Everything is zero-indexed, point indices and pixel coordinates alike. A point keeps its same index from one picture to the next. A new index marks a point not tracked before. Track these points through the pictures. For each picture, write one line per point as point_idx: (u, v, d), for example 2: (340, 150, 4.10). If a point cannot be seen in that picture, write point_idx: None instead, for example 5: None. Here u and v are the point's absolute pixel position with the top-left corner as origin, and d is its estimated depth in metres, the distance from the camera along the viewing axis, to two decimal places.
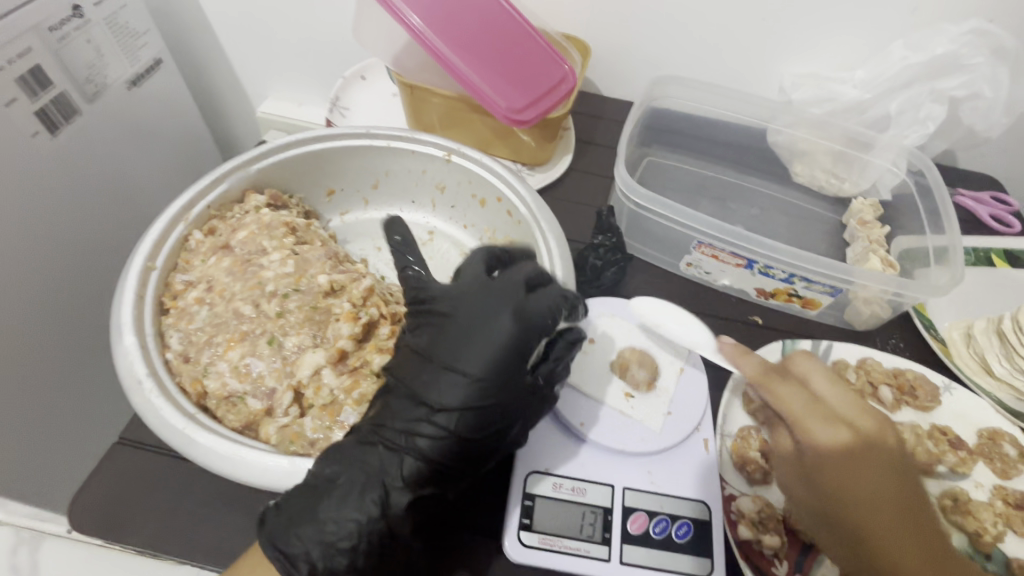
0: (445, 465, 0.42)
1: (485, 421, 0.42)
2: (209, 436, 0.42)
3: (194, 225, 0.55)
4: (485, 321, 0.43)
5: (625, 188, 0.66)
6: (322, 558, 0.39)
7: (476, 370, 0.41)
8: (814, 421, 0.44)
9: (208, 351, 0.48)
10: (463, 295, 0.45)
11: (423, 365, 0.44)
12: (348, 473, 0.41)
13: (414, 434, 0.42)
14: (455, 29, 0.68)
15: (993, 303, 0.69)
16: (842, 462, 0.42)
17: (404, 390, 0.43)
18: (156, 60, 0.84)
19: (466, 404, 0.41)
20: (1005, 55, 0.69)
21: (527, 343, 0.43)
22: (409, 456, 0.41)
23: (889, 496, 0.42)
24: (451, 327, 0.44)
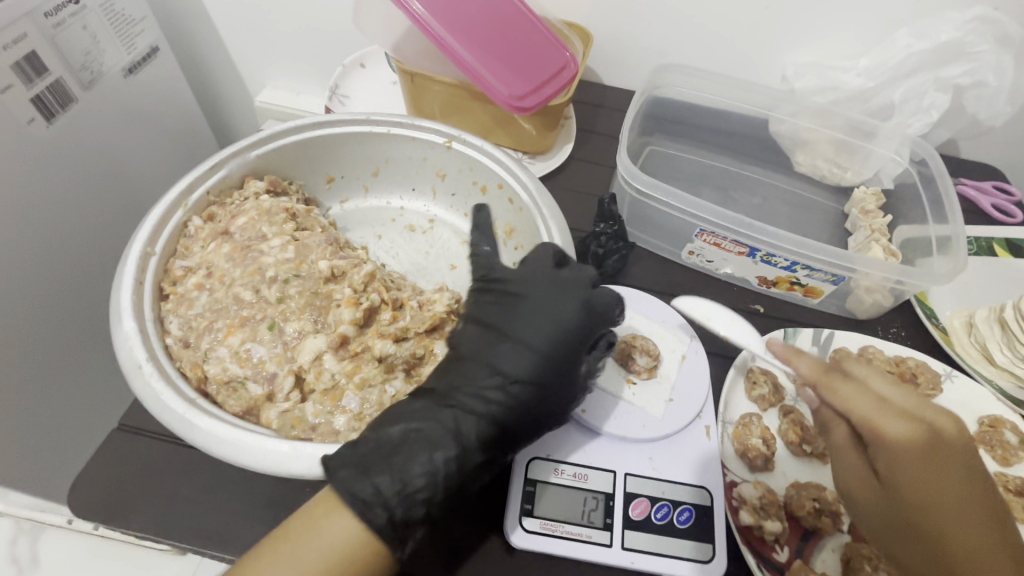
0: (511, 429, 0.45)
1: (547, 394, 0.46)
2: (210, 420, 0.41)
3: (193, 212, 0.55)
4: (556, 305, 0.48)
5: (627, 175, 0.66)
6: (400, 507, 0.39)
7: (545, 349, 0.46)
8: (887, 422, 0.40)
9: (208, 337, 0.48)
10: (533, 279, 0.49)
11: (497, 339, 0.47)
12: (426, 429, 0.43)
13: (484, 398, 0.45)
14: (457, 14, 0.67)
15: (995, 292, 0.69)
16: (926, 472, 0.39)
17: (476, 359, 0.47)
18: (154, 48, 0.83)
19: (535, 378, 0.46)
20: (1010, 43, 0.68)
21: (589, 331, 0.47)
22: (478, 418, 0.44)
23: (963, 499, 0.39)
24: (523, 306, 0.48)
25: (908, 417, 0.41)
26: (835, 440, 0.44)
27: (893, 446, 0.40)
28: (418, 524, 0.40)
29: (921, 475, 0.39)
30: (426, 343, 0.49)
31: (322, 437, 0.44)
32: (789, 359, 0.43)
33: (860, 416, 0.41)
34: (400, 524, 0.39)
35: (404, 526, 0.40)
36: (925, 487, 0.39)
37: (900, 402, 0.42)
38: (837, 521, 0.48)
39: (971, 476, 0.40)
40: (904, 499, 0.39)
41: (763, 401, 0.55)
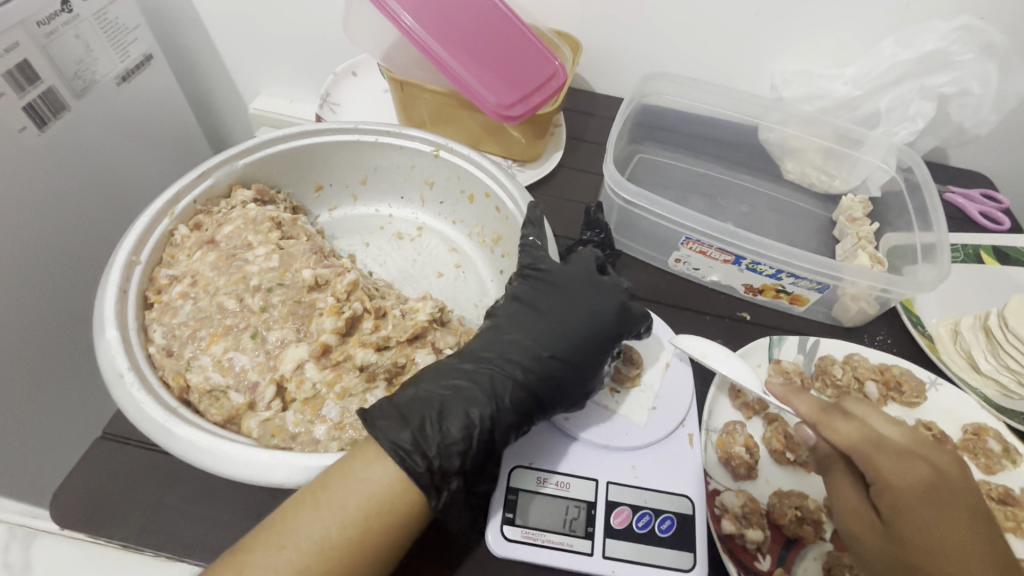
0: (540, 397, 0.47)
1: (574, 370, 0.49)
2: (190, 429, 0.42)
3: (179, 220, 0.55)
4: (595, 296, 0.52)
5: (613, 184, 0.66)
6: (438, 457, 0.41)
7: (580, 329, 0.50)
8: (885, 459, 0.42)
9: (191, 346, 0.48)
10: (575, 269, 0.54)
11: (535, 315, 0.52)
12: (466, 387, 0.45)
13: (520, 363, 0.48)
14: (447, 24, 0.68)
15: (981, 300, 0.69)
16: (927, 509, 0.40)
17: (513, 328, 0.51)
18: (148, 56, 0.84)
19: (566, 354, 0.49)
20: (994, 52, 0.69)
21: (621, 329, 0.51)
22: (510, 380, 0.47)
23: (969, 543, 0.39)
24: (563, 290, 0.53)
25: (910, 456, 0.43)
26: (835, 477, 0.45)
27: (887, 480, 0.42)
28: (454, 475, 0.42)
29: (918, 512, 0.40)
30: (408, 351, 0.50)
31: (302, 446, 0.44)
32: (787, 398, 0.48)
33: (858, 451, 0.43)
34: (437, 474, 0.41)
35: (441, 477, 0.41)
36: (920, 526, 0.40)
37: (898, 440, 0.44)
38: (819, 529, 0.48)
39: (974, 522, 0.41)
40: (903, 537, 0.40)
41: (747, 409, 0.55)
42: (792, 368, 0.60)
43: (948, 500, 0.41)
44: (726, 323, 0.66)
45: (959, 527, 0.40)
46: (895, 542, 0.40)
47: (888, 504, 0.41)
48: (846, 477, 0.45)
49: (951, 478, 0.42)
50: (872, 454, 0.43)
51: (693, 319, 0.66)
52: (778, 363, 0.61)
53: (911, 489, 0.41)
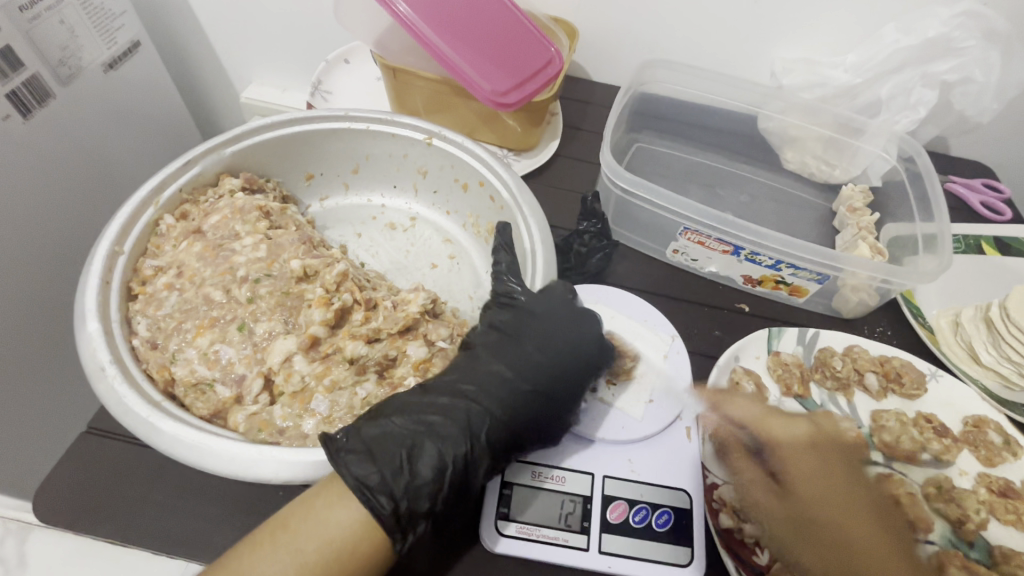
0: (520, 434, 0.45)
1: (555, 403, 0.47)
2: (174, 423, 0.40)
3: (164, 210, 0.54)
4: (575, 329, 0.49)
5: (610, 172, 0.65)
6: (405, 497, 0.39)
7: (559, 364, 0.48)
8: (772, 424, 0.51)
9: (177, 338, 0.47)
10: (553, 301, 0.50)
11: (512, 348, 0.48)
12: (439, 424, 0.43)
13: (498, 398, 0.46)
14: (440, 8, 0.66)
15: (981, 291, 0.68)
16: (806, 465, 0.48)
17: (490, 360, 0.48)
18: (135, 43, 0.81)
19: (547, 388, 0.47)
20: (998, 38, 0.67)
21: (596, 364, 0.49)
22: (487, 419, 0.44)
23: (841, 488, 0.48)
24: (541, 323, 0.49)
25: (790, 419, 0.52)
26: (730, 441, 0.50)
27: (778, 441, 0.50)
28: (421, 517, 0.40)
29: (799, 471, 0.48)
30: (400, 344, 0.49)
31: (290, 440, 0.43)
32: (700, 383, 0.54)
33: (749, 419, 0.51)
34: (404, 516, 0.39)
35: (408, 519, 0.39)
36: (805, 482, 0.48)
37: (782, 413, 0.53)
38: None
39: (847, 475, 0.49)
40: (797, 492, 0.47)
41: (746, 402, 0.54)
42: (791, 361, 0.59)
43: (825, 455, 0.50)
44: (725, 315, 0.65)
45: (838, 483, 0.48)
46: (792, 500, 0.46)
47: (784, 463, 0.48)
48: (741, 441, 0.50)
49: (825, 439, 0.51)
50: (766, 423, 0.51)
51: (692, 311, 0.65)
52: (777, 354, 0.60)
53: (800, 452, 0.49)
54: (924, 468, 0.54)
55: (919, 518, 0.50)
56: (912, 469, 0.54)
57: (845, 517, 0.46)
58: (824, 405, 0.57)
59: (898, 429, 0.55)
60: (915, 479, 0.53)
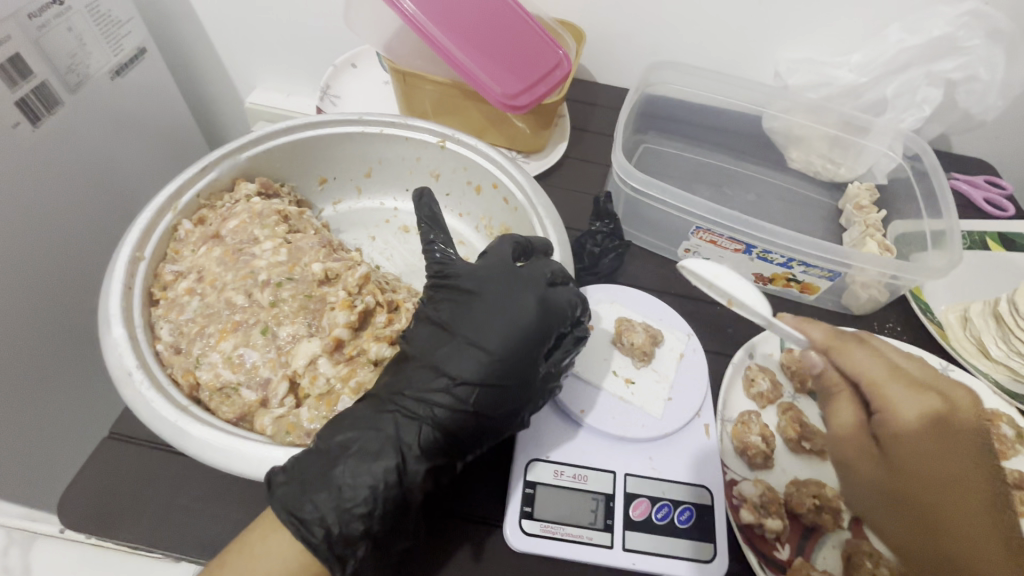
0: (460, 433, 0.43)
1: (503, 392, 0.43)
2: (203, 428, 0.41)
3: (182, 214, 0.54)
4: (513, 304, 0.45)
5: (622, 172, 0.65)
6: (337, 523, 0.38)
7: (497, 349, 0.43)
8: (891, 388, 0.42)
9: (200, 343, 0.47)
10: (487, 281, 0.47)
11: (445, 340, 0.44)
12: (362, 439, 0.41)
13: (430, 400, 0.42)
14: (450, 13, 0.67)
15: (987, 286, 0.69)
16: (923, 442, 0.40)
17: (421, 360, 0.44)
18: (141, 49, 0.82)
19: (487, 378, 0.42)
20: (1001, 37, 0.68)
21: (550, 328, 0.45)
22: (423, 424, 0.42)
23: (967, 483, 0.38)
24: (476, 303, 0.45)
25: (920, 386, 0.42)
26: (839, 418, 0.45)
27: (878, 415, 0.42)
28: (359, 540, 0.39)
29: (914, 450, 0.40)
30: None
31: None
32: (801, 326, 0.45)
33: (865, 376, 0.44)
34: (338, 543, 0.38)
35: (344, 545, 0.38)
36: (914, 455, 0.40)
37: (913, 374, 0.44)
38: (839, 518, 0.48)
39: (975, 475, 0.38)
40: (897, 465, 0.40)
41: (762, 398, 0.55)
42: None
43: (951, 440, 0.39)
44: None
45: (952, 458, 0.39)
46: (893, 472, 0.40)
47: (883, 433, 0.42)
48: (851, 401, 0.45)
49: (965, 423, 0.41)
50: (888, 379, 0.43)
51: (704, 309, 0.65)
52: (791, 352, 0.58)
53: (913, 426, 0.40)
54: None
55: None
56: None
57: (953, 497, 0.38)
58: None
59: None
60: None
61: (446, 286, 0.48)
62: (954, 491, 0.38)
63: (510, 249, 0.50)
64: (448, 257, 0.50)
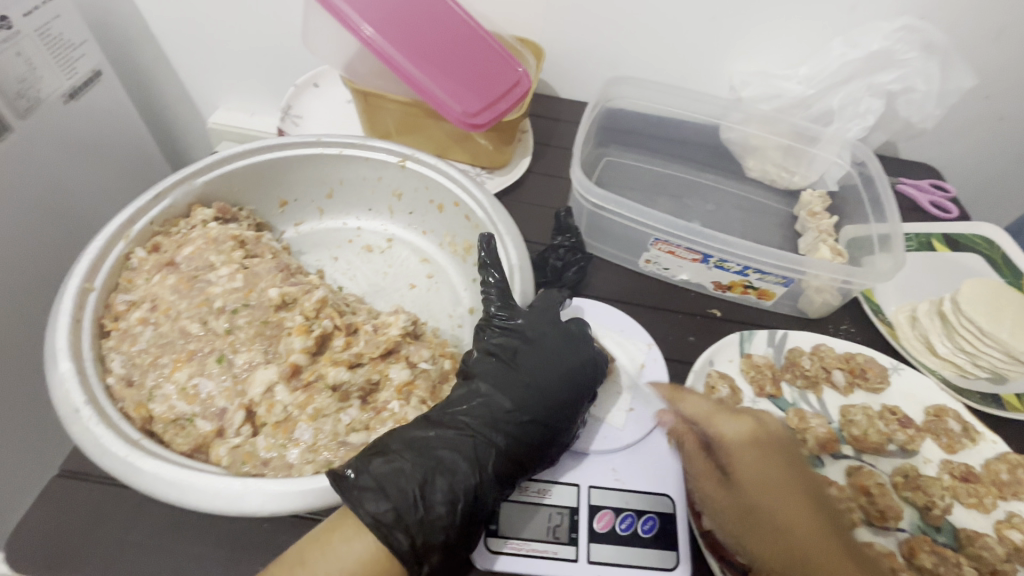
0: (525, 463, 0.45)
1: (555, 432, 0.47)
2: (155, 462, 0.39)
3: (135, 243, 0.53)
4: (572, 350, 0.50)
5: (582, 189, 0.66)
6: (422, 531, 0.39)
7: (559, 393, 0.48)
8: (720, 419, 0.49)
9: (153, 374, 0.46)
10: (548, 329, 0.51)
11: (512, 378, 0.48)
12: (445, 454, 0.42)
13: (502, 429, 0.45)
14: (409, 34, 0.68)
15: (934, 286, 0.72)
16: (750, 460, 0.47)
17: (491, 394, 0.47)
18: (96, 73, 0.81)
19: (551, 417, 0.47)
20: (935, 50, 0.72)
21: (597, 377, 0.50)
22: (493, 451, 0.44)
23: (791, 489, 0.45)
24: (541, 349, 0.50)
25: (737, 413, 0.50)
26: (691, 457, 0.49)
27: (721, 443, 0.48)
28: (435, 548, 0.39)
29: (748, 469, 0.46)
30: (382, 367, 0.49)
31: (275, 471, 0.42)
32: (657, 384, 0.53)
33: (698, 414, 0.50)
34: (420, 548, 0.39)
35: (423, 551, 0.39)
36: (754, 479, 0.46)
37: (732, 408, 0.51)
38: None
39: (795, 481, 0.46)
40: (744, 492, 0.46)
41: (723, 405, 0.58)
42: (763, 362, 0.61)
43: (768, 454, 0.47)
44: (697, 321, 0.67)
45: (778, 473, 0.46)
46: (739, 492, 0.46)
47: (724, 459, 0.48)
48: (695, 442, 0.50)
49: (774, 438, 0.49)
50: (716, 415, 0.50)
51: (665, 317, 0.67)
52: (749, 358, 0.62)
53: (743, 450, 0.47)
54: (891, 458, 0.57)
55: (887, 508, 0.51)
56: (881, 459, 0.56)
57: (793, 511, 0.44)
58: (795, 403, 0.60)
59: (866, 424, 0.57)
60: (883, 470, 0.56)
61: (506, 329, 0.50)
62: (789, 500, 0.45)
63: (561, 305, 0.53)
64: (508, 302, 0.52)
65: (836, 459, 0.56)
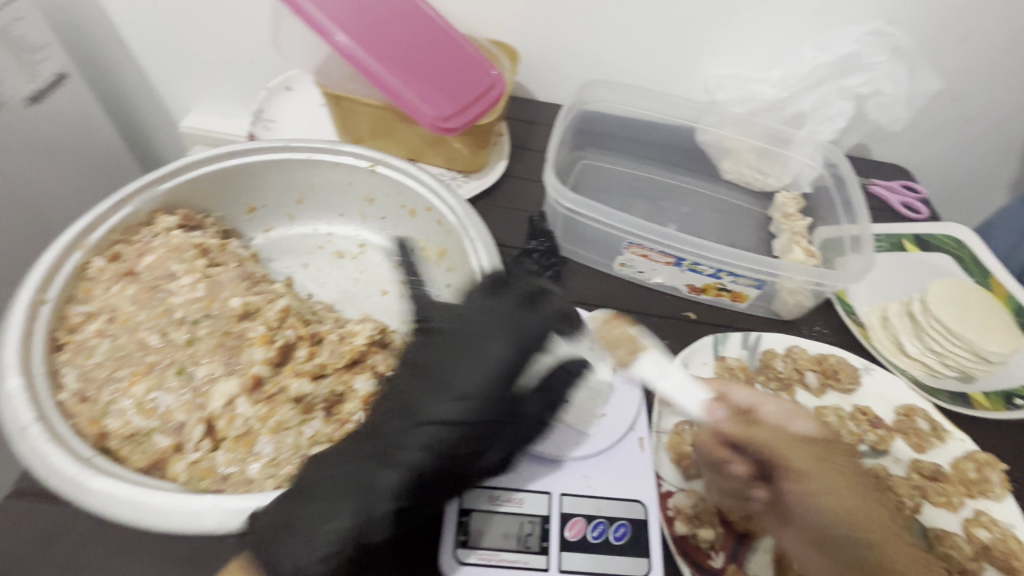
0: (432, 472, 0.43)
1: (467, 431, 0.44)
2: (107, 481, 0.38)
3: (93, 252, 0.52)
4: (480, 347, 0.48)
5: (556, 194, 0.66)
6: (309, 566, 0.38)
7: (467, 390, 0.46)
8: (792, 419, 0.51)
9: (110, 388, 0.45)
10: (460, 326, 0.49)
11: (423, 385, 0.46)
12: (336, 479, 0.42)
13: (404, 442, 0.44)
14: (380, 38, 0.67)
15: (905, 286, 0.73)
16: (821, 457, 0.47)
17: (395, 406, 0.46)
18: (61, 75, 0.78)
19: (456, 418, 0.45)
20: (902, 54, 0.73)
21: (514, 366, 0.48)
22: (398, 466, 0.42)
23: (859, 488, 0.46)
24: (450, 350, 0.48)
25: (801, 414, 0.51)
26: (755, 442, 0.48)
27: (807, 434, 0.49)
28: None
29: (818, 465, 0.46)
30: (347, 377, 0.49)
31: (234, 487, 0.42)
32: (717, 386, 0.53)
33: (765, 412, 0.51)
34: None
35: None
36: (829, 472, 0.46)
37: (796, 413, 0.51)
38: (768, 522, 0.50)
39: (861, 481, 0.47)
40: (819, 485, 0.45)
41: None
42: (736, 365, 0.62)
43: (835, 454, 0.48)
44: (672, 324, 0.67)
45: (855, 465, 0.49)
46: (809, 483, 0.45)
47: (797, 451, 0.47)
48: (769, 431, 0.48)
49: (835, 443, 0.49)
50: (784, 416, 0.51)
51: (640, 320, 0.67)
52: (723, 360, 0.62)
53: (814, 446, 0.48)
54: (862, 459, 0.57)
55: None
56: None
57: (862, 504, 0.45)
58: None
59: (837, 425, 0.59)
60: None
61: (427, 337, 0.51)
62: (859, 498, 0.45)
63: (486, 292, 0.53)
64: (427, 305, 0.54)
65: None
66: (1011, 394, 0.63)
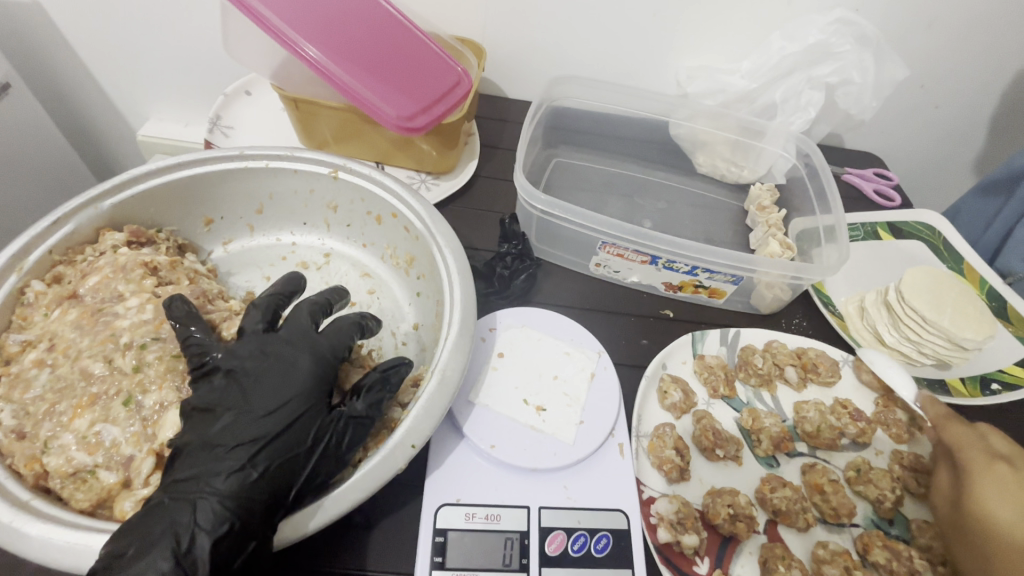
0: (256, 497, 0.38)
1: (287, 443, 0.41)
2: (44, 525, 0.36)
3: (31, 275, 0.49)
4: (276, 364, 0.44)
5: (526, 196, 0.64)
6: None
7: (269, 406, 0.42)
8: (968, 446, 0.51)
9: (49, 423, 0.42)
10: (247, 350, 0.45)
11: (210, 418, 0.41)
12: (140, 530, 0.36)
13: (213, 478, 0.38)
14: (336, 36, 0.64)
15: (882, 275, 0.73)
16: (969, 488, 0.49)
17: (191, 446, 0.40)
18: (3, 85, 0.74)
19: (263, 433, 0.40)
20: (868, 42, 0.72)
21: (327, 374, 0.45)
22: (208, 499, 0.37)
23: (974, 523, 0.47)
24: (237, 380, 0.43)
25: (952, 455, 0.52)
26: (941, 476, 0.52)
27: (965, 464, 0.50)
28: None
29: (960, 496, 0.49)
30: None
31: None
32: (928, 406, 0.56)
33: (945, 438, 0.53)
34: None
35: None
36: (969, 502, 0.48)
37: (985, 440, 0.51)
38: (752, 524, 0.49)
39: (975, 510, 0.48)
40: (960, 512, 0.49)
41: (676, 409, 0.56)
42: (715, 362, 0.60)
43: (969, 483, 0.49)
44: (650, 322, 0.66)
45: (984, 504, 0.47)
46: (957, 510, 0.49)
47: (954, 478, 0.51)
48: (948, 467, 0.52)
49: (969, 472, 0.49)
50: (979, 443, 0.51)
51: (617, 320, 0.65)
52: (702, 358, 0.61)
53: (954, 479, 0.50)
54: (844, 453, 0.57)
55: (841, 505, 0.51)
56: (835, 455, 0.56)
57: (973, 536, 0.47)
58: (749, 403, 0.60)
59: (819, 420, 0.56)
60: (837, 465, 0.56)
61: (207, 376, 0.44)
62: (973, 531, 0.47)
63: (309, 313, 0.48)
64: (208, 338, 0.46)
65: (791, 458, 0.56)
66: (988, 379, 0.63)
